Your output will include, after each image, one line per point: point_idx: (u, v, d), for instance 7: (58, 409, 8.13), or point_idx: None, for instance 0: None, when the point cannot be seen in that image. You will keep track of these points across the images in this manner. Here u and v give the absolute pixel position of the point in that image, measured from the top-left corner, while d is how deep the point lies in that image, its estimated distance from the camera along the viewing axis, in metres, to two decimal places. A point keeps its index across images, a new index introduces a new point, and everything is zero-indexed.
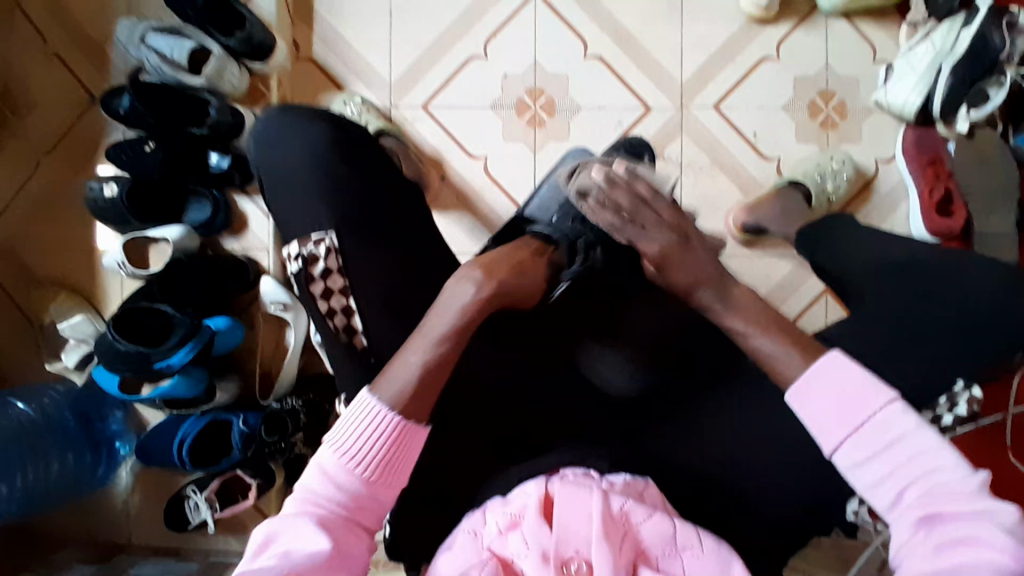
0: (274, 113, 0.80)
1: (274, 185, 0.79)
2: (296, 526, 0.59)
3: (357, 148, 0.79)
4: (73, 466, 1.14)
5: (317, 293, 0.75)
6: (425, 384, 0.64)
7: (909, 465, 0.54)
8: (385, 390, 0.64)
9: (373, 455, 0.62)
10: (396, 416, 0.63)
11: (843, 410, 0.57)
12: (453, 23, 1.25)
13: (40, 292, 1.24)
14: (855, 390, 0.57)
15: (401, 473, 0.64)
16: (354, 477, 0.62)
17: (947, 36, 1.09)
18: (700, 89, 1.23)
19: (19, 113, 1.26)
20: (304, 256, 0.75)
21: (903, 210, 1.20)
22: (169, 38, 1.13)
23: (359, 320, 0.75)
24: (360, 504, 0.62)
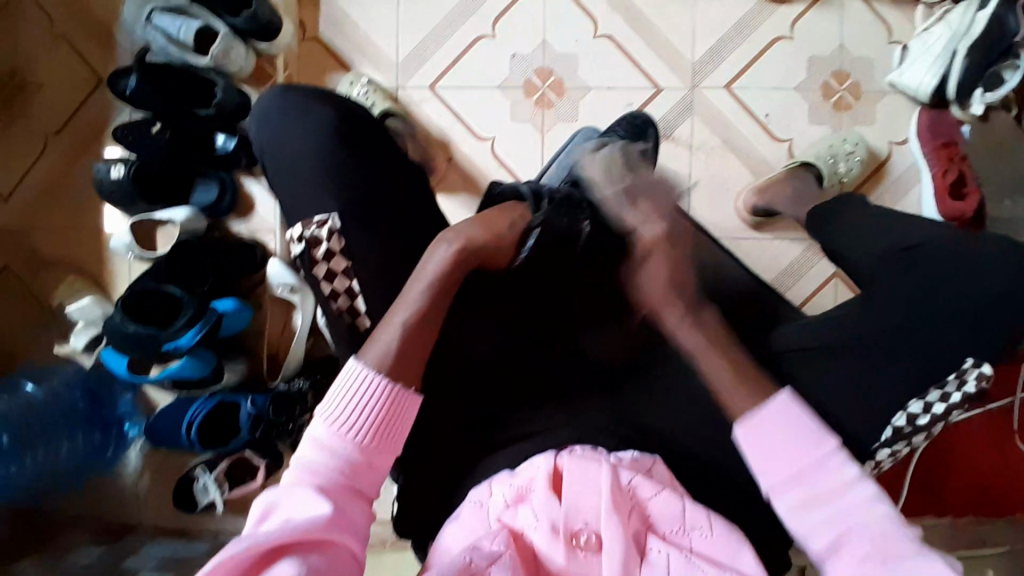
0: (281, 93, 0.80)
1: (280, 168, 0.79)
2: (296, 494, 0.61)
3: (365, 128, 0.79)
4: (81, 445, 1.15)
5: (320, 275, 0.75)
6: (406, 349, 0.68)
7: (834, 500, 0.62)
8: (369, 356, 0.68)
9: (365, 420, 0.65)
10: (384, 378, 0.66)
11: (787, 450, 0.64)
12: (460, 2, 1.23)
13: (51, 273, 1.25)
14: (801, 428, 0.65)
15: (397, 440, 0.66)
16: (352, 445, 0.64)
17: (964, 16, 1.07)
18: (711, 70, 1.21)
19: (26, 93, 1.26)
20: (307, 238, 0.75)
21: (915, 193, 1.19)
22: (175, 19, 1.12)
23: (361, 302, 0.76)
24: (359, 472, 0.64)
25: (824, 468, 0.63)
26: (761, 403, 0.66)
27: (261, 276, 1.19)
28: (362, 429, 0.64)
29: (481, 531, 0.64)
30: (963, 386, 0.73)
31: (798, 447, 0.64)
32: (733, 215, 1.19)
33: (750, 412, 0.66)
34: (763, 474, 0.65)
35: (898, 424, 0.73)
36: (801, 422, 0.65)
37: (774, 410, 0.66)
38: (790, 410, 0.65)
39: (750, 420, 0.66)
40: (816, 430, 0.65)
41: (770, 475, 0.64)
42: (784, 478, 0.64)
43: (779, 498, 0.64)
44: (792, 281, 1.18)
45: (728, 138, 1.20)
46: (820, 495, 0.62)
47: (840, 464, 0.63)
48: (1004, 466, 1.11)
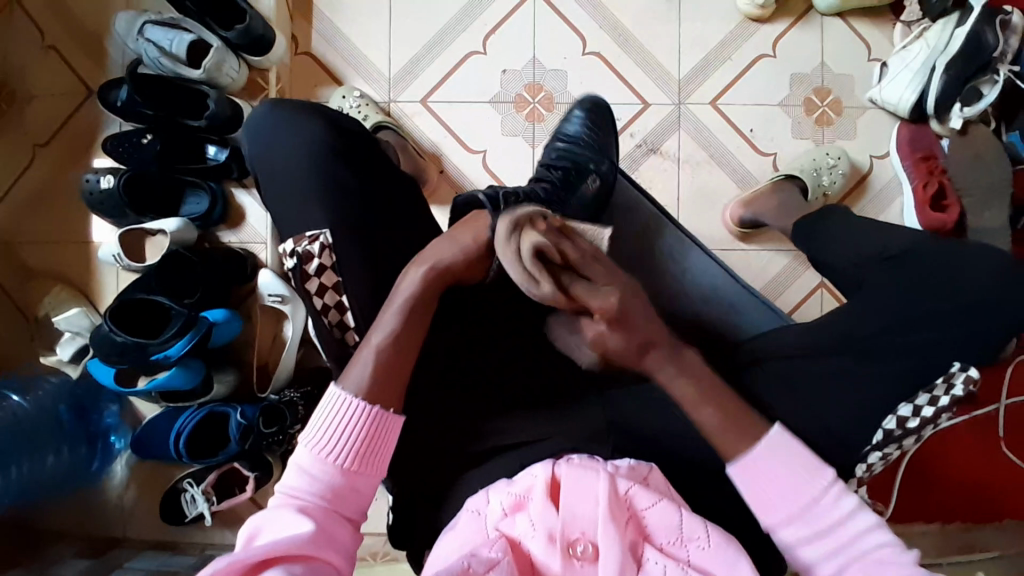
0: (269, 108, 0.80)
1: (270, 180, 0.80)
2: (278, 518, 0.60)
3: (356, 143, 0.80)
4: (67, 459, 1.12)
5: (312, 291, 0.72)
6: (383, 371, 0.67)
7: (836, 533, 0.63)
8: (349, 380, 0.66)
9: (347, 444, 0.64)
10: (364, 403, 0.65)
11: (785, 486, 0.64)
12: (452, 19, 1.26)
13: (36, 284, 1.23)
14: (797, 464, 0.65)
15: (379, 461, 0.66)
16: (332, 469, 0.63)
17: (943, 33, 1.13)
18: (697, 86, 1.24)
19: (15, 105, 1.26)
20: (299, 254, 0.73)
21: (897, 205, 1.21)
22: (168, 32, 1.13)
23: (351, 316, 0.74)
24: (339, 495, 0.63)
25: (825, 503, 0.64)
26: (754, 444, 0.66)
27: (250, 287, 1.20)
28: (341, 453, 0.64)
29: (479, 539, 0.63)
30: (951, 389, 0.73)
31: (798, 483, 0.64)
32: (721, 227, 1.21)
33: (746, 452, 0.65)
34: (765, 514, 0.65)
35: (890, 428, 0.72)
36: (797, 456, 0.66)
37: (769, 447, 0.66)
38: (782, 444, 0.65)
39: (747, 459, 0.65)
40: (812, 462, 0.65)
41: (772, 513, 0.64)
42: (785, 513, 0.64)
43: (784, 534, 0.64)
44: (779, 292, 1.20)
45: (715, 152, 1.23)
46: (823, 528, 0.63)
47: (838, 495, 0.64)
48: (990, 472, 1.13)
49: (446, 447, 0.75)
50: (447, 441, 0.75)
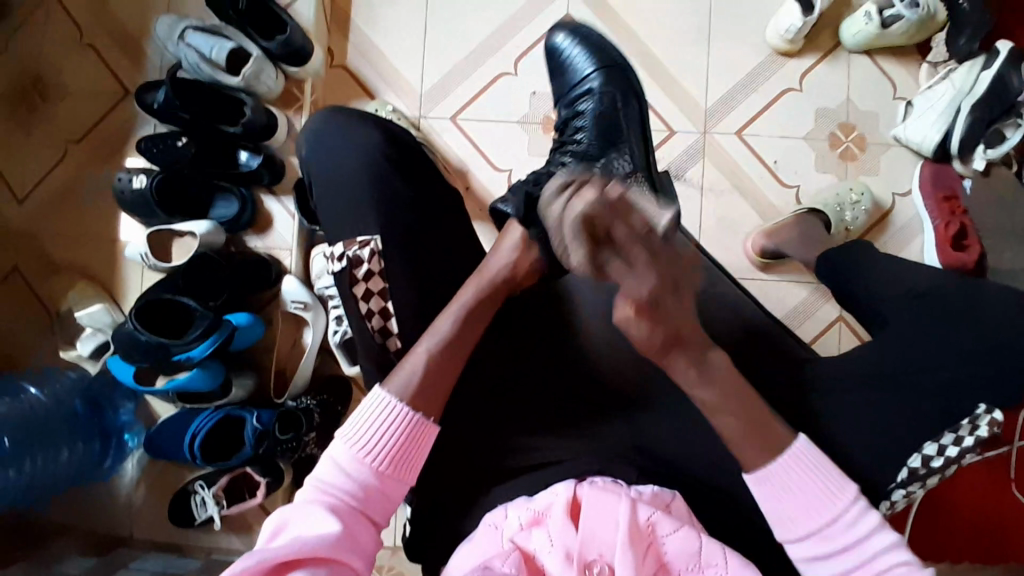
0: (326, 116, 0.83)
1: (325, 191, 0.81)
2: (308, 512, 0.62)
3: (406, 155, 0.82)
4: (80, 454, 1.12)
5: (358, 295, 0.76)
6: (434, 374, 0.70)
7: (855, 552, 0.64)
8: (393, 385, 0.69)
9: (382, 448, 0.66)
10: (408, 409, 0.68)
11: (805, 504, 0.65)
12: (486, 39, 1.28)
13: (61, 278, 1.25)
14: (814, 462, 0.67)
15: (412, 469, 0.67)
16: (366, 470, 0.65)
17: (968, 76, 1.15)
18: (723, 116, 1.25)
19: (51, 102, 1.28)
20: (349, 257, 0.76)
21: (917, 243, 1.22)
22: (209, 38, 1.15)
23: (395, 323, 0.77)
24: (369, 497, 0.65)
25: (845, 521, 0.64)
26: (778, 455, 0.67)
27: (273, 292, 1.20)
28: (379, 455, 0.66)
29: (494, 550, 0.64)
30: (975, 430, 0.75)
31: (820, 502, 0.65)
32: (741, 255, 1.22)
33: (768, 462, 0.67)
34: (780, 526, 0.66)
35: (914, 466, 0.74)
36: (819, 471, 0.66)
37: (794, 457, 0.66)
38: (806, 457, 0.66)
39: (763, 473, 0.67)
40: (836, 480, 0.66)
41: (787, 526, 0.66)
42: (802, 529, 0.65)
43: (794, 549, 0.66)
44: (798, 322, 1.20)
45: (738, 182, 1.24)
46: (835, 545, 0.64)
47: (858, 514, 0.65)
48: (1004, 514, 1.12)
49: (475, 465, 0.76)
50: (474, 458, 0.76)
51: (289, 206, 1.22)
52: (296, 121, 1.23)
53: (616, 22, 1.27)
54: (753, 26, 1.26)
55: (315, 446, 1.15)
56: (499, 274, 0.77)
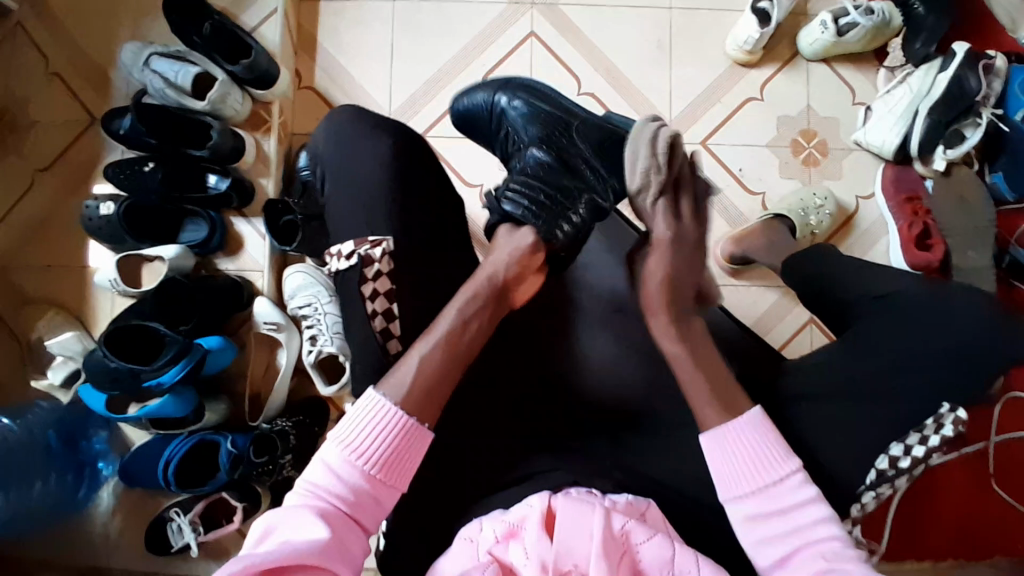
0: (353, 111, 0.84)
1: (336, 170, 0.82)
2: (298, 517, 0.60)
3: (417, 158, 0.83)
4: (55, 486, 1.12)
5: (365, 294, 0.76)
6: (428, 377, 0.67)
7: (788, 517, 0.64)
8: (387, 386, 0.67)
9: (376, 452, 0.64)
10: (404, 415, 0.65)
11: (750, 465, 0.66)
12: (453, 57, 1.30)
13: (30, 307, 1.23)
14: (763, 445, 0.67)
15: (405, 475, 0.66)
16: (358, 472, 0.64)
17: (925, 79, 1.18)
18: (688, 127, 1.28)
19: (16, 129, 1.27)
20: (359, 255, 0.77)
21: (883, 244, 1.24)
22: (173, 63, 1.17)
23: (397, 325, 0.76)
24: (361, 503, 0.63)
25: (784, 486, 0.65)
26: (734, 416, 0.68)
27: (245, 316, 1.21)
28: (371, 458, 0.64)
29: (470, 564, 0.63)
30: (940, 429, 0.77)
31: (761, 466, 0.66)
32: (711, 260, 1.23)
33: (730, 431, 0.67)
34: (722, 481, 0.67)
35: (881, 467, 0.75)
36: (765, 441, 0.67)
37: (745, 424, 0.67)
38: (757, 425, 0.67)
39: (718, 430, 0.68)
40: (781, 450, 0.67)
41: (730, 485, 0.66)
42: (741, 488, 0.66)
43: (734, 508, 0.66)
44: (769, 327, 1.21)
45: (706, 191, 1.26)
46: (774, 509, 0.64)
47: (798, 484, 0.65)
48: (981, 509, 1.13)
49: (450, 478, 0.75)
50: (447, 472, 0.75)
51: (260, 227, 1.22)
52: (264, 143, 1.23)
53: (578, 38, 1.29)
54: (713, 39, 1.29)
55: (292, 468, 1.12)
56: (493, 271, 0.73)
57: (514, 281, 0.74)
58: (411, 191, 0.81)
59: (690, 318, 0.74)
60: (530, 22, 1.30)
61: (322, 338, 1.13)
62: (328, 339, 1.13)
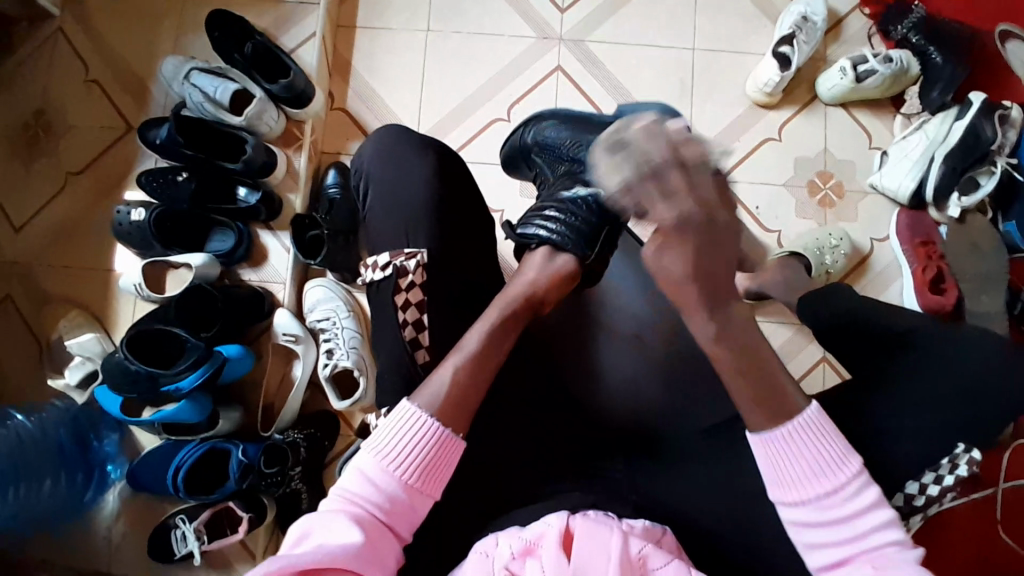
0: (395, 130, 0.88)
1: (382, 184, 0.85)
2: (330, 522, 0.61)
3: (457, 181, 0.86)
4: (64, 486, 1.12)
5: (398, 304, 0.78)
6: (458, 394, 0.67)
7: (844, 524, 0.63)
8: (421, 397, 0.67)
9: (413, 460, 0.65)
10: (437, 424, 0.66)
11: (803, 467, 0.64)
12: (481, 87, 1.34)
13: (52, 306, 1.25)
14: (826, 448, 0.64)
15: (440, 484, 0.66)
16: (395, 480, 0.64)
17: (940, 127, 1.21)
18: (707, 163, 1.30)
19: (53, 134, 1.32)
20: (394, 267, 0.79)
21: (896, 287, 1.26)
22: (214, 79, 1.21)
23: (427, 335, 0.77)
24: (396, 511, 0.64)
25: (843, 493, 0.63)
26: (786, 421, 0.65)
27: (266, 325, 1.22)
28: (408, 467, 0.64)
29: None
30: (954, 469, 0.78)
31: (819, 471, 0.64)
32: None
33: (770, 426, 0.65)
34: (776, 485, 0.65)
35: (898, 504, 0.79)
36: (825, 441, 0.65)
37: (803, 425, 0.65)
38: (818, 428, 0.64)
39: (774, 432, 0.65)
40: (842, 451, 0.64)
41: (785, 489, 0.65)
42: (797, 494, 0.64)
43: (787, 512, 0.65)
44: (781, 363, 1.22)
45: None
46: (830, 514, 0.63)
47: (857, 489, 0.63)
48: (988, 556, 1.12)
49: (468, 492, 0.75)
50: (464, 489, 0.76)
51: (285, 241, 1.24)
52: (295, 159, 1.27)
53: (603, 73, 1.34)
54: (734, 79, 1.33)
55: (300, 483, 1.14)
56: (528, 289, 0.76)
57: (544, 295, 0.77)
58: (442, 209, 0.83)
59: (728, 315, 0.67)
60: (558, 57, 1.35)
61: (339, 352, 1.15)
62: (344, 353, 1.15)
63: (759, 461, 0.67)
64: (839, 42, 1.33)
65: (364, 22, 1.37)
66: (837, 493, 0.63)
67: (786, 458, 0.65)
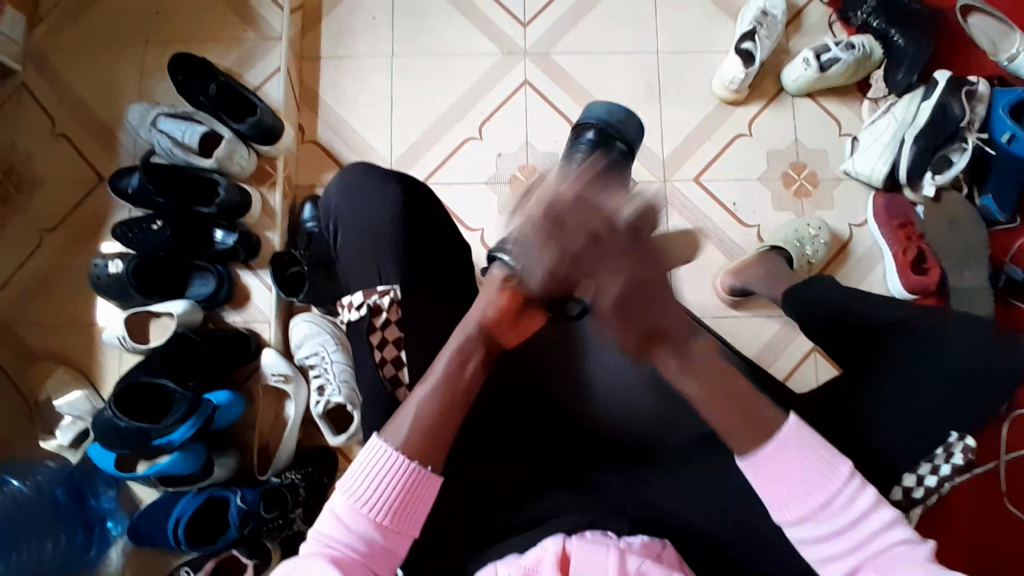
0: (359, 168, 0.88)
1: (354, 222, 0.84)
2: (311, 565, 0.61)
3: (433, 212, 0.86)
4: (65, 545, 1.11)
5: (374, 343, 0.77)
6: (434, 429, 0.66)
7: (852, 534, 0.61)
8: (391, 434, 0.66)
9: (383, 500, 0.64)
10: (408, 461, 0.65)
11: (795, 485, 0.62)
12: (450, 108, 1.34)
13: (38, 366, 1.24)
14: (812, 459, 0.63)
15: (415, 521, 0.65)
16: (365, 521, 0.64)
17: (908, 108, 1.22)
18: (681, 163, 1.31)
19: (25, 192, 1.30)
20: (369, 306, 0.79)
21: (879, 269, 1.26)
22: (180, 123, 1.21)
23: (406, 372, 0.77)
24: (373, 551, 0.63)
25: (839, 504, 0.62)
26: (771, 437, 0.63)
27: (253, 367, 1.22)
28: (377, 506, 0.64)
29: None
30: (950, 458, 0.77)
31: (811, 484, 0.62)
32: (711, 295, 1.24)
33: (761, 447, 0.63)
34: (775, 507, 0.63)
35: (896, 497, 0.78)
36: (808, 454, 0.63)
37: (785, 441, 0.63)
38: (798, 442, 0.63)
39: (764, 452, 0.63)
40: (828, 455, 0.63)
41: (784, 510, 0.63)
42: (796, 513, 0.62)
43: (792, 531, 0.63)
44: (773, 357, 1.22)
45: (703, 226, 1.29)
46: (832, 528, 0.62)
47: (854, 495, 0.62)
48: (993, 532, 1.13)
49: (468, 525, 0.75)
50: (463, 522, 0.75)
51: (267, 279, 1.24)
52: (269, 196, 1.26)
53: (571, 83, 1.34)
54: (701, 79, 1.33)
55: (303, 522, 1.12)
56: (481, 315, 0.72)
57: (497, 319, 0.72)
58: (417, 241, 0.83)
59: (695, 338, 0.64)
60: (524, 71, 1.35)
61: (331, 388, 1.15)
62: (335, 388, 1.15)
63: (752, 483, 0.65)
64: (800, 33, 1.34)
65: (328, 53, 1.36)
66: (836, 504, 0.62)
67: (778, 481, 0.63)
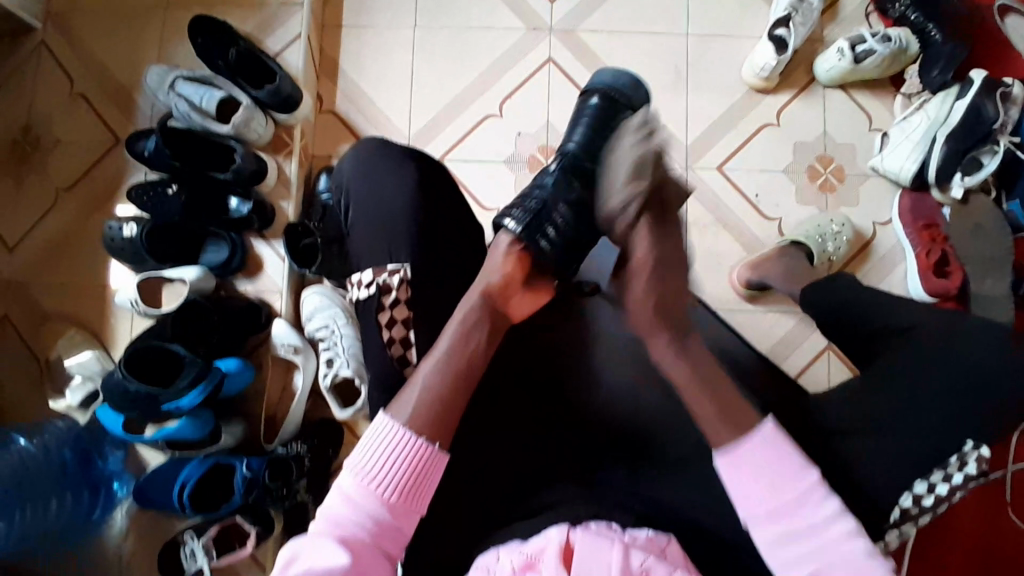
0: (377, 144, 0.86)
1: (370, 198, 0.83)
2: (319, 546, 0.61)
3: (450, 192, 0.85)
4: (70, 506, 1.12)
5: (382, 323, 0.77)
6: (441, 406, 0.66)
7: (816, 538, 0.62)
8: (399, 411, 0.66)
9: (393, 479, 0.64)
10: (418, 438, 0.65)
11: (769, 485, 0.63)
12: (471, 84, 1.31)
13: (50, 325, 1.24)
14: (784, 461, 0.64)
15: (423, 498, 0.66)
16: (375, 498, 0.63)
17: (942, 107, 1.19)
18: (704, 152, 1.28)
19: (41, 150, 1.30)
20: (377, 286, 0.78)
21: (900, 270, 1.24)
22: (198, 87, 1.19)
23: (414, 351, 0.77)
24: (383, 531, 0.63)
25: (806, 507, 0.62)
26: (746, 438, 0.64)
27: (262, 337, 1.22)
28: (386, 484, 0.64)
29: None
30: (963, 467, 0.75)
31: (781, 484, 0.63)
32: (728, 288, 1.23)
33: (735, 443, 0.64)
34: (741, 502, 0.64)
35: (905, 505, 0.75)
36: (784, 455, 0.64)
37: (762, 441, 0.64)
38: (774, 442, 0.64)
39: (734, 453, 0.64)
40: (800, 465, 0.64)
41: (750, 506, 0.64)
42: (762, 511, 0.63)
43: (757, 531, 0.63)
44: (785, 354, 1.21)
45: (723, 217, 1.26)
46: (797, 531, 0.62)
47: (821, 502, 0.63)
48: (996, 540, 1.12)
49: (471, 508, 0.75)
50: (467, 505, 0.75)
51: (280, 249, 1.24)
52: (285, 165, 1.25)
53: (596, 63, 1.31)
54: (730, 65, 1.30)
55: (304, 493, 1.13)
56: (488, 281, 0.72)
57: (501, 286, 0.72)
58: (433, 221, 0.82)
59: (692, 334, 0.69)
60: (548, 49, 1.32)
61: (339, 361, 1.14)
62: (344, 361, 1.14)
63: (723, 479, 0.65)
64: (835, 23, 1.30)
65: (350, 22, 1.34)
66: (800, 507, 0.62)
67: (747, 477, 0.64)
